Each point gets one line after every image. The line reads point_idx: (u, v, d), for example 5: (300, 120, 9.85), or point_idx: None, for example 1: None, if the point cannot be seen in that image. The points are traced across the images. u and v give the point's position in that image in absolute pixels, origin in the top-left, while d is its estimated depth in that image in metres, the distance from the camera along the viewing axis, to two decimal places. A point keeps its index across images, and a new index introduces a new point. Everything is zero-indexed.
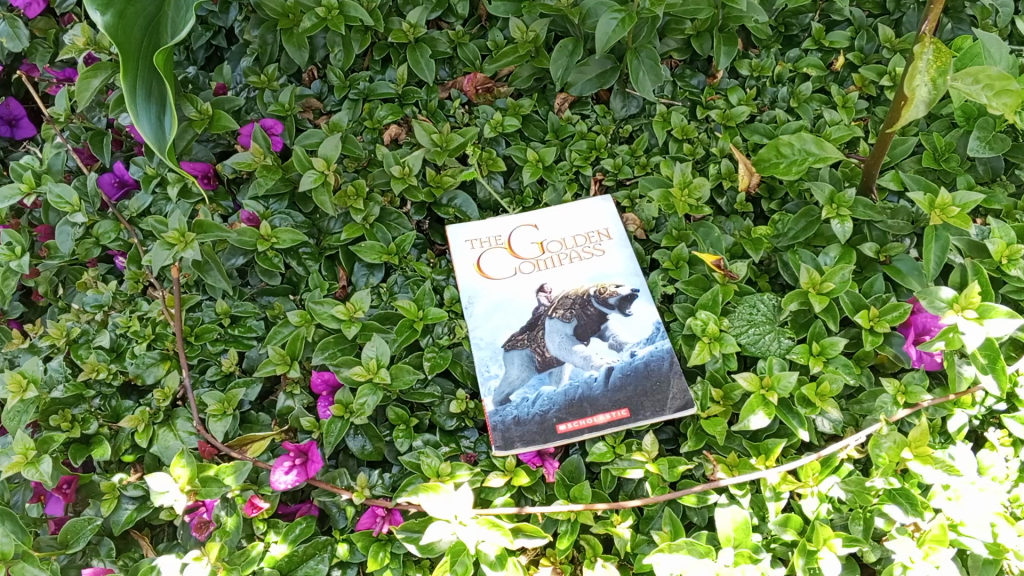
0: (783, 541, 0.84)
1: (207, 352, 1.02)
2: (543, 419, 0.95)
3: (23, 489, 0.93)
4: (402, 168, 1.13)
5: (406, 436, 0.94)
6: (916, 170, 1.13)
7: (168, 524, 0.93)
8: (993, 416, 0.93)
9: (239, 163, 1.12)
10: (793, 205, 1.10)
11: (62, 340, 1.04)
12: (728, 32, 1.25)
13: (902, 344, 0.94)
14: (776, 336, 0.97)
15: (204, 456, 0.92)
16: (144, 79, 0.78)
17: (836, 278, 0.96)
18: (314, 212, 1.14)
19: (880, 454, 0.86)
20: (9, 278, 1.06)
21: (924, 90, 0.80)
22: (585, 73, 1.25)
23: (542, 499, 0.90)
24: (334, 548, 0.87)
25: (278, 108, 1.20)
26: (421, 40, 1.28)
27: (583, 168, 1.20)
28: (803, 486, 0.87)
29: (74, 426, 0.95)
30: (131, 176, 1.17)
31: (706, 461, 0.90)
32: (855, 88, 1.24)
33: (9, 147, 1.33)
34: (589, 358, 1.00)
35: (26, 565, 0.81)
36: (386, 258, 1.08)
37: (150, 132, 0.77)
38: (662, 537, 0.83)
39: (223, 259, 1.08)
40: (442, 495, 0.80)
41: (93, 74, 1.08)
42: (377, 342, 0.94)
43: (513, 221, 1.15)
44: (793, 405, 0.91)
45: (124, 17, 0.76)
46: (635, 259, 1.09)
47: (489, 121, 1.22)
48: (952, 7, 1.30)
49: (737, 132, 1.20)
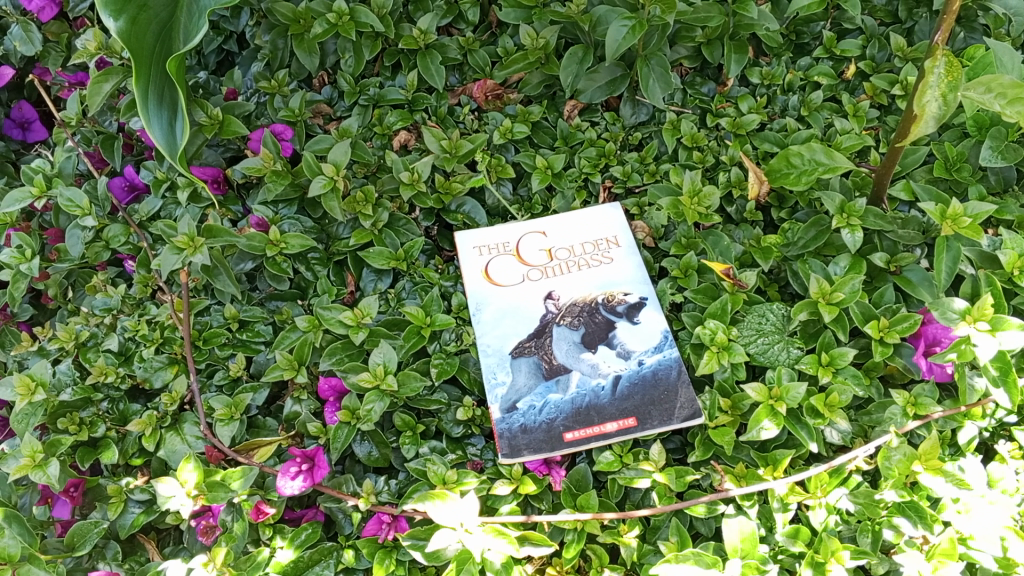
0: (791, 553, 0.84)
1: (215, 357, 1.03)
2: (550, 427, 0.95)
3: (31, 491, 0.93)
4: (411, 174, 1.14)
5: (412, 443, 0.93)
6: (927, 179, 1.13)
7: (174, 528, 0.94)
8: (1004, 428, 0.93)
9: (249, 167, 1.13)
10: (803, 213, 1.10)
11: (71, 343, 1.04)
12: (738, 40, 1.25)
13: (912, 355, 0.93)
14: (785, 346, 0.97)
15: (210, 461, 0.93)
16: (155, 84, 0.77)
17: (845, 288, 0.96)
18: (322, 217, 1.14)
19: (890, 466, 0.85)
20: (19, 281, 1.07)
21: (935, 105, 0.79)
22: (596, 80, 1.25)
23: (548, 508, 0.89)
24: (340, 554, 0.87)
25: (288, 113, 1.21)
26: (432, 47, 1.28)
27: (592, 175, 1.19)
28: (813, 497, 0.86)
29: (83, 429, 0.96)
30: (141, 180, 1.18)
31: (714, 471, 0.89)
32: (866, 97, 1.24)
33: (21, 150, 1.34)
34: (596, 366, 0.99)
35: (32, 568, 0.82)
36: (394, 264, 1.08)
37: (161, 137, 0.77)
38: (669, 547, 0.83)
39: (232, 264, 1.09)
40: (449, 502, 0.79)
41: (104, 79, 1.09)
42: (384, 348, 0.94)
43: (522, 228, 1.15)
44: (802, 415, 0.90)
45: (137, 23, 0.75)
46: (643, 267, 1.09)
47: (499, 127, 1.23)
48: (965, 17, 1.30)
49: (748, 141, 1.20)
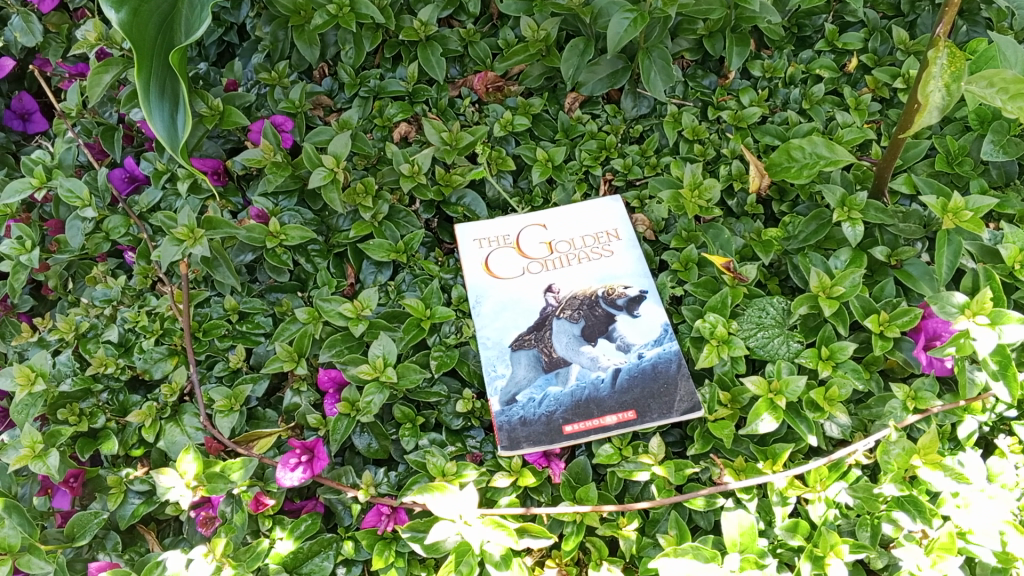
0: (790, 546, 0.84)
1: (215, 348, 1.03)
2: (549, 420, 0.95)
3: (31, 482, 0.94)
4: (411, 166, 1.13)
5: (412, 435, 0.94)
6: (929, 173, 1.12)
7: (174, 519, 0.94)
8: (1004, 422, 0.93)
9: (249, 159, 1.12)
10: (804, 207, 1.09)
11: (71, 334, 1.04)
12: (740, 33, 1.25)
13: (912, 349, 0.93)
14: (785, 339, 0.96)
15: (210, 452, 0.92)
16: (157, 75, 0.76)
17: (846, 282, 0.96)
18: (323, 209, 1.14)
19: (889, 460, 0.84)
20: (19, 272, 1.07)
21: (938, 95, 0.77)
22: (596, 72, 1.24)
23: (548, 500, 0.89)
24: (340, 546, 0.88)
25: (288, 105, 1.21)
26: (432, 39, 1.27)
27: (593, 168, 1.19)
28: (812, 491, 0.86)
29: (82, 420, 0.96)
30: (141, 171, 1.17)
31: (714, 465, 0.89)
32: (868, 90, 1.23)
33: (21, 141, 1.34)
34: (595, 359, 0.99)
35: (32, 558, 0.82)
36: (394, 257, 1.08)
37: (163, 129, 0.75)
38: (668, 540, 0.83)
39: (232, 255, 1.09)
40: (448, 495, 0.79)
41: (104, 70, 1.09)
42: (384, 340, 0.94)
43: (522, 220, 1.14)
44: (802, 409, 0.90)
45: (138, 15, 0.75)
46: (643, 260, 1.09)
47: (499, 120, 1.22)
48: (968, 10, 1.29)
49: (749, 134, 1.19)
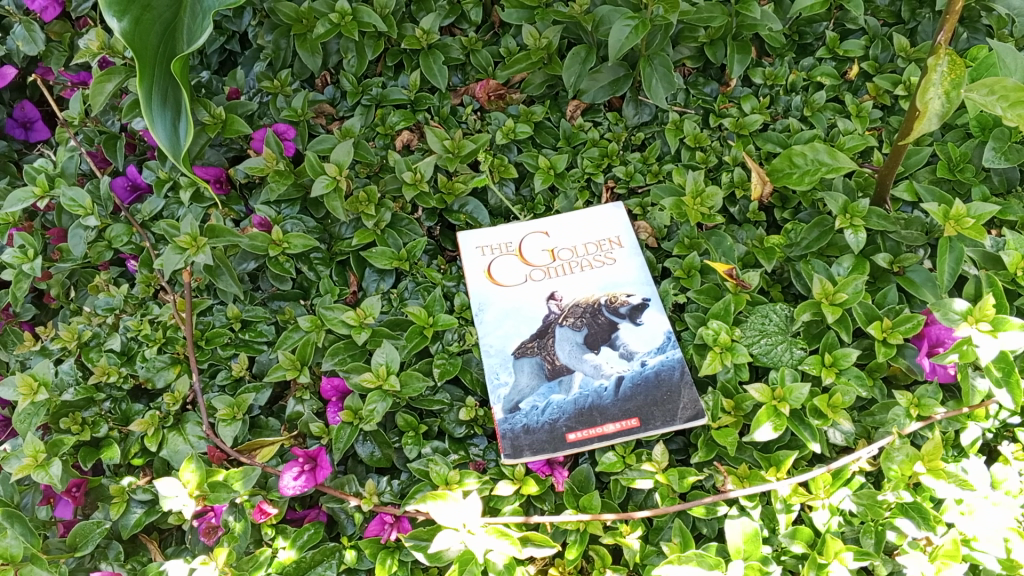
0: (794, 554, 0.83)
1: (218, 357, 1.03)
2: (553, 428, 0.94)
3: (34, 491, 0.94)
4: (413, 174, 1.14)
5: (415, 443, 0.93)
6: (931, 180, 1.12)
7: (176, 527, 0.94)
8: (1008, 430, 0.92)
9: (252, 167, 1.13)
10: (805, 214, 1.10)
11: (73, 343, 1.04)
12: (741, 40, 1.25)
13: (915, 355, 0.93)
14: (788, 347, 0.96)
15: (212, 461, 0.93)
16: (160, 84, 0.76)
17: (850, 288, 0.95)
18: (325, 217, 1.14)
19: (891, 467, 0.85)
20: (21, 281, 1.07)
21: (938, 102, 0.78)
22: (598, 80, 1.25)
23: (551, 508, 0.89)
24: (342, 555, 0.87)
25: (291, 113, 1.21)
26: (434, 47, 1.28)
27: (595, 175, 1.19)
28: (814, 498, 0.86)
29: (85, 429, 0.96)
30: (144, 180, 1.18)
31: (717, 472, 0.89)
32: (869, 97, 1.23)
33: (24, 150, 1.34)
34: (598, 367, 0.99)
35: (34, 568, 0.81)
36: (397, 264, 1.08)
37: (165, 137, 0.77)
38: (672, 548, 0.82)
39: (235, 263, 1.09)
40: (450, 502, 0.79)
41: (106, 79, 1.09)
42: (387, 348, 0.94)
43: (525, 228, 1.15)
44: (805, 416, 0.90)
45: (140, 24, 0.74)
46: (646, 267, 1.09)
47: (501, 127, 1.22)
48: (968, 17, 1.30)
49: (751, 141, 1.20)
